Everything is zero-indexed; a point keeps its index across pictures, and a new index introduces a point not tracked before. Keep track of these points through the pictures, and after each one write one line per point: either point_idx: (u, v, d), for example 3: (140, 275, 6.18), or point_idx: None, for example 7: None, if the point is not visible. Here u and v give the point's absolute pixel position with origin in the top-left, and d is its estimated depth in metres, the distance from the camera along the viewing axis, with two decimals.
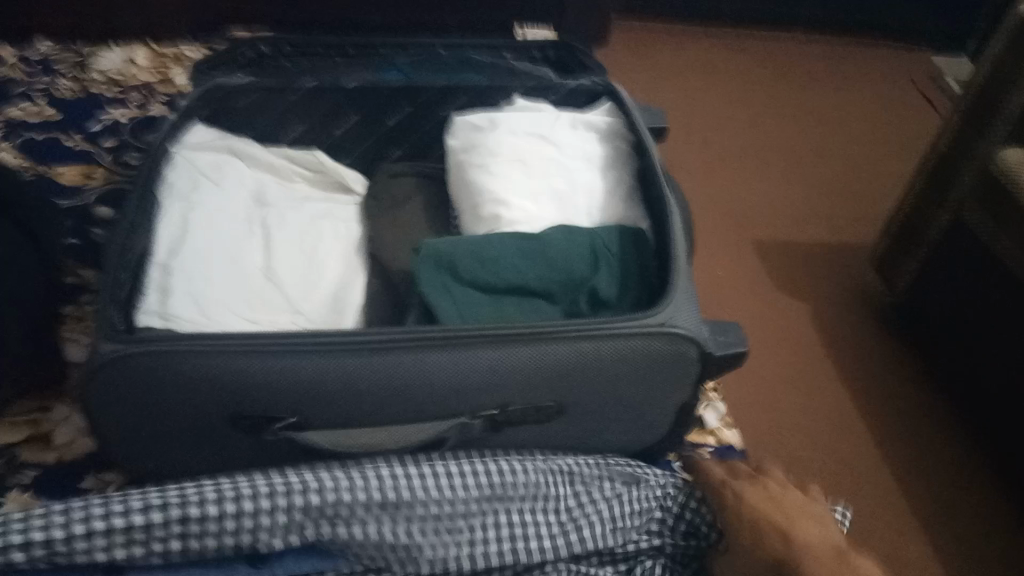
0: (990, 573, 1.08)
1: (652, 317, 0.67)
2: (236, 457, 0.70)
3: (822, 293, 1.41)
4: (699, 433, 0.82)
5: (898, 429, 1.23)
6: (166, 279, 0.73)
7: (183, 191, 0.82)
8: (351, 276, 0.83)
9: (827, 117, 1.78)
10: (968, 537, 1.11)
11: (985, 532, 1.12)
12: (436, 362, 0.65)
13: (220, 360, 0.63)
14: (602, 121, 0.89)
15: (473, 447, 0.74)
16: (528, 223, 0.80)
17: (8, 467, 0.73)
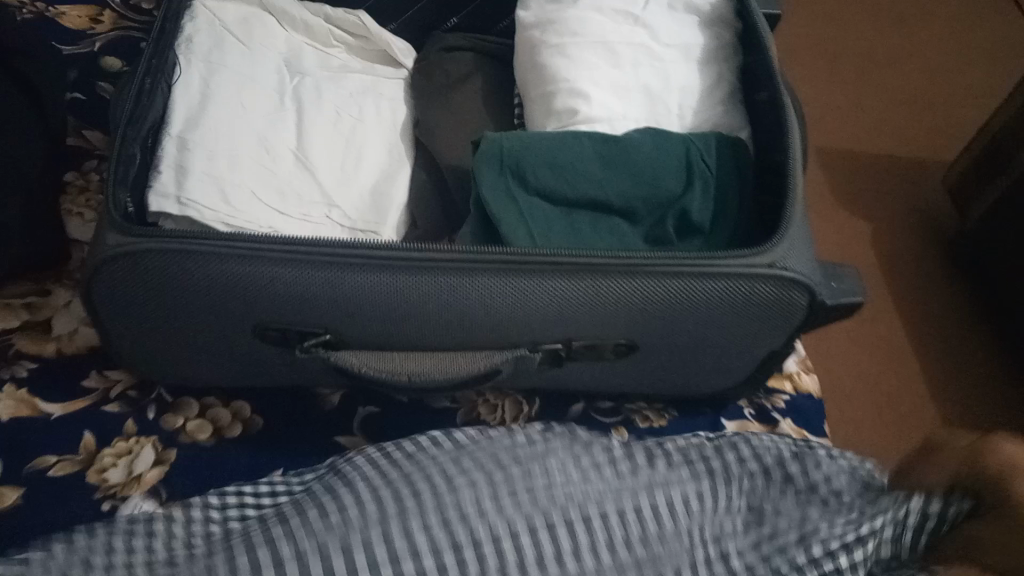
0: None
1: (760, 255, 0.56)
2: (263, 368, 0.62)
3: (895, 216, 1.28)
4: (776, 377, 0.73)
5: (944, 361, 1.14)
6: (182, 156, 0.62)
7: (203, 50, 0.69)
8: (395, 166, 0.72)
9: (920, 14, 1.57)
10: None
11: None
12: (498, 288, 0.55)
13: (247, 265, 0.53)
14: (707, 2, 0.73)
15: (529, 379, 0.65)
16: (609, 122, 0.68)
17: (3, 357, 0.65)
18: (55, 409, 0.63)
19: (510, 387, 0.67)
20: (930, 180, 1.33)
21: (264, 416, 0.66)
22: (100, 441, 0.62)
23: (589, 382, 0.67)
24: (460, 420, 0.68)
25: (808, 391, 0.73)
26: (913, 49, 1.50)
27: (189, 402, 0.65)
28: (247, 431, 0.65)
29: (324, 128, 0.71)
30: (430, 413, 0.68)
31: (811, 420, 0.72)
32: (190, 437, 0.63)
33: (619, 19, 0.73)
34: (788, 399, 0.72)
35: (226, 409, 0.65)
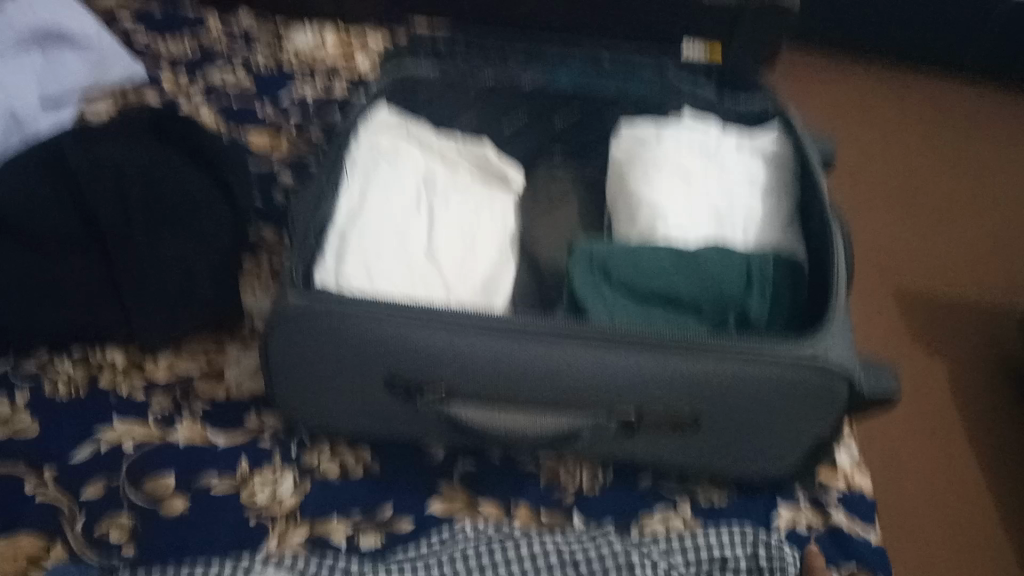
0: None
1: (805, 346, 0.67)
2: (387, 418, 0.76)
3: (970, 349, 1.32)
4: (828, 472, 0.79)
5: (1015, 487, 1.15)
6: (342, 247, 0.79)
7: (364, 167, 0.88)
8: (504, 267, 0.88)
9: (991, 170, 1.66)
10: None
11: None
12: (584, 359, 0.67)
13: (389, 326, 0.68)
14: (770, 146, 0.89)
15: (606, 447, 0.75)
16: (683, 238, 0.82)
17: (183, 396, 0.81)
18: (221, 440, 0.77)
19: (588, 455, 0.77)
20: (1007, 322, 1.37)
21: (381, 462, 0.78)
22: (252, 468, 0.76)
23: (655, 456, 0.76)
24: (541, 483, 0.78)
25: (861, 489, 0.79)
26: (986, 202, 1.59)
27: (323, 445, 0.78)
28: (366, 472, 0.77)
29: (449, 233, 0.88)
30: (518, 473, 0.79)
31: (864, 514, 0.77)
32: (319, 473, 0.76)
33: (696, 156, 0.89)
34: (842, 494, 0.78)
35: (350, 453, 0.78)
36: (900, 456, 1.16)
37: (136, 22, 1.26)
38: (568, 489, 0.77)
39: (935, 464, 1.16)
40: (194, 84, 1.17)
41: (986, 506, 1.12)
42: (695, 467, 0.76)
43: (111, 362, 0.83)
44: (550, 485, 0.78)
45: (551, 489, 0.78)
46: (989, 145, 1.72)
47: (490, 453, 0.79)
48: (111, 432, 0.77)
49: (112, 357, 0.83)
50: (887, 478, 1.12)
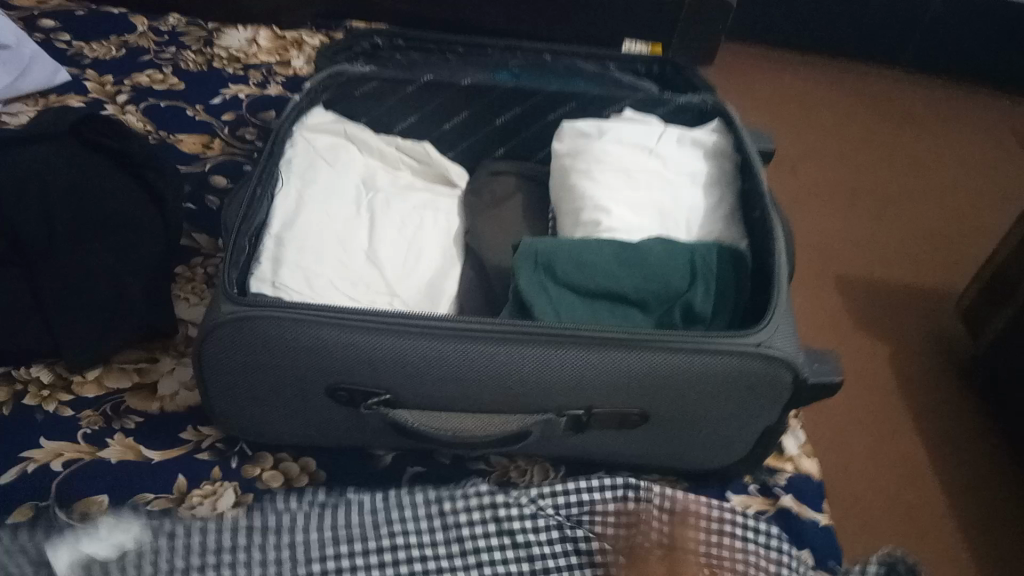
0: None
1: (748, 336, 0.67)
2: (331, 425, 0.73)
3: (907, 332, 1.36)
4: (777, 458, 0.81)
5: (955, 462, 1.18)
6: (278, 250, 0.77)
7: (300, 168, 0.86)
8: (448, 266, 0.86)
9: (922, 157, 1.71)
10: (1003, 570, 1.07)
11: None
12: (530, 357, 0.66)
13: (327, 331, 0.66)
14: (709, 139, 0.90)
15: (555, 444, 0.75)
16: (627, 232, 0.82)
17: (114, 411, 0.77)
18: (156, 455, 0.74)
19: (538, 453, 0.76)
20: (942, 305, 1.41)
21: (326, 470, 0.76)
22: (189, 482, 0.73)
23: (605, 451, 0.75)
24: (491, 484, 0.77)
25: (809, 472, 0.80)
26: (918, 188, 1.64)
27: (265, 456, 0.76)
28: (311, 481, 0.75)
29: (391, 233, 0.86)
30: (467, 474, 0.77)
31: (812, 497, 0.78)
32: (261, 485, 0.74)
33: (637, 150, 0.89)
34: (789, 477, 0.79)
35: (294, 463, 0.76)
36: (844, 438, 1.18)
37: (55, 21, 1.20)
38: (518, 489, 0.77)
39: (878, 445, 1.18)
40: (120, 85, 1.12)
41: (930, 482, 1.15)
42: (644, 461, 0.76)
43: (37, 379, 0.79)
44: (500, 485, 0.77)
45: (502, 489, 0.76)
46: (920, 134, 1.77)
47: (438, 455, 0.78)
48: (37, 452, 0.73)
49: (37, 373, 0.79)
50: (832, 460, 1.14)
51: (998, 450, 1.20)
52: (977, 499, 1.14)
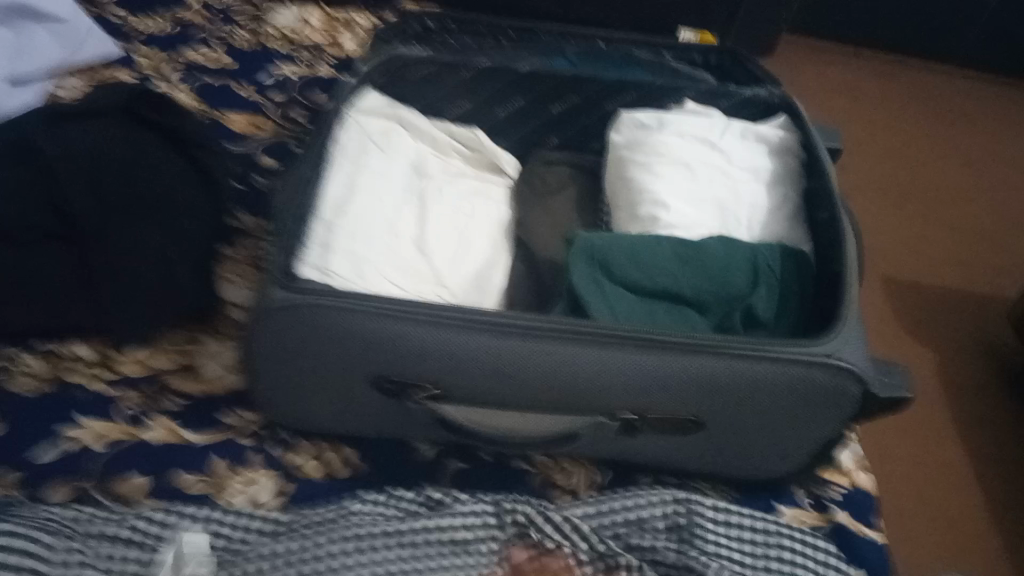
0: None
1: (816, 346, 0.64)
2: (377, 417, 0.72)
3: (964, 341, 1.31)
4: (831, 471, 0.77)
5: (1010, 479, 1.14)
6: (328, 236, 0.75)
7: (351, 152, 0.84)
8: (498, 258, 0.84)
9: (984, 159, 1.65)
10: None
11: None
12: (586, 358, 0.64)
13: (379, 322, 0.64)
14: (774, 135, 0.86)
15: (605, 447, 0.72)
16: (686, 230, 0.79)
17: (159, 393, 0.76)
18: (199, 439, 0.73)
19: (585, 456, 0.74)
20: (1001, 315, 1.36)
21: (368, 462, 0.75)
22: (232, 468, 0.72)
23: (655, 456, 0.73)
24: (534, 485, 0.75)
25: (863, 488, 0.77)
26: (979, 192, 1.58)
27: (307, 445, 0.75)
28: (353, 474, 0.74)
29: (440, 222, 0.84)
30: (511, 473, 0.75)
31: (866, 514, 0.75)
32: (304, 475, 0.73)
33: (698, 143, 0.85)
34: (843, 493, 0.76)
35: (336, 454, 0.75)
36: (894, 449, 1.14)
37: None
38: (562, 491, 0.74)
39: (929, 458, 1.14)
40: (171, 61, 1.11)
41: (982, 500, 1.11)
42: (696, 468, 0.73)
43: (82, 356, 0.78)
44: (545, 487, 0.75)
45: (547, 490, 0.74)
46: (982, 135, 1.70)
47: (482, 453, 0.76)
48: (81, 431, 0.72)
49: (82, 350, 0.78)
50: (881, 471, 1.11)
51: None
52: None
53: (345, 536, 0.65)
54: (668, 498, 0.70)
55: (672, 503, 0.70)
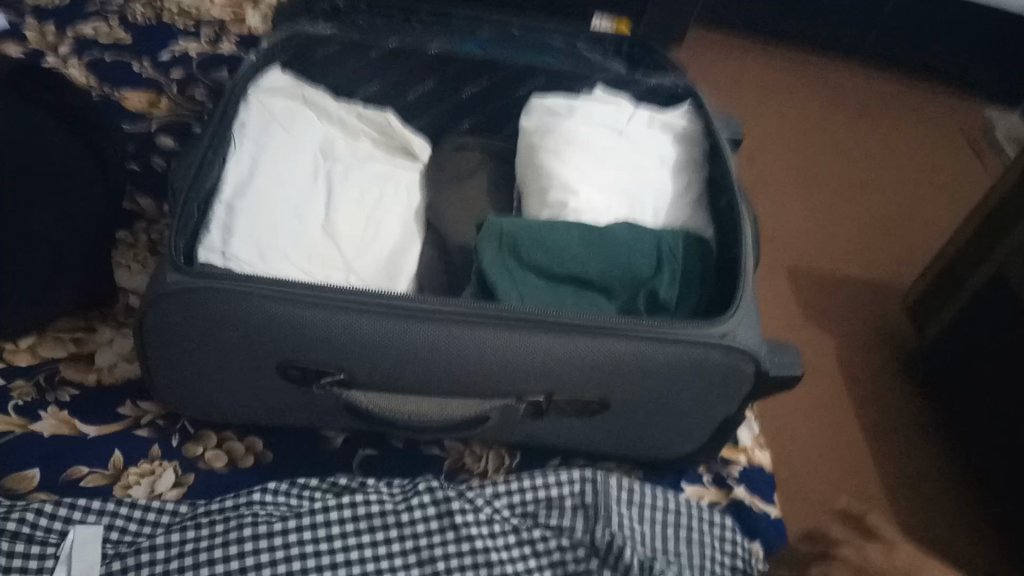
0: None
1: (714, 326, 0.66)
2: (282, 404, 0.70)
3: (857, 324, 1.38)
4: (731, 449, 0.81)
5: (898, 453, 1.21)
6: (229, 219, 0.73)
7: (254, 133, 0.82)
8: (408, 242, 0.83)
9: (878, 152, 1.74)
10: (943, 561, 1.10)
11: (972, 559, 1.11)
12: (493, 341, 0.64)
13: (280, 307, 0.63)
14: (679, 123, 0.88)
15: (513, 429, 0.73)
16: (594, 215, 0.80)
17: (48, 382, 0.72)
18: (92, 430, 0.70)
19: (495, 439, 0.75)
20: (891, 299, 1.44)
21: (274, 450, 0.73)
22: (127, 459, 0.69)
23: (563, 437, 0.74)
24: (445, 469, 0.75)
25: (762, 464, 0.81)
26: (873, 182, 1.66)
27: (209, 434, 0.73)
28: (257, 462, 0.72)
29: (349, 205, 0.82)
30: (421, 457, 0.75)
31: (764, 490, 0.79)
32: (205, 465, 0.71)
33: (606, 130, 0.87)
34: (742, 470, 0.79)
35: (239, 442, 0.73)
36: (793, 427, 1.20)
37: None
38: (473, 474, 0.75)
39: (825, 434, 1.20)
40: (61, 34, 1.05)
41: (873, 472, 1.18)
42: (602, 448, 0.75)
43: None
44: (454, 470, 0.75)
45: (457, 474, 0.75)
46: (877, 128, 1.79)
47: (392, 438, 0.75)
48: None
49: None
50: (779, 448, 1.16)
51: (939, 442, 1.24)
52: (918, 488, 1.18)
53: (242, 525, 0.64)
54: (577, 477, 0.71)
55: (580, 482, 0.71)
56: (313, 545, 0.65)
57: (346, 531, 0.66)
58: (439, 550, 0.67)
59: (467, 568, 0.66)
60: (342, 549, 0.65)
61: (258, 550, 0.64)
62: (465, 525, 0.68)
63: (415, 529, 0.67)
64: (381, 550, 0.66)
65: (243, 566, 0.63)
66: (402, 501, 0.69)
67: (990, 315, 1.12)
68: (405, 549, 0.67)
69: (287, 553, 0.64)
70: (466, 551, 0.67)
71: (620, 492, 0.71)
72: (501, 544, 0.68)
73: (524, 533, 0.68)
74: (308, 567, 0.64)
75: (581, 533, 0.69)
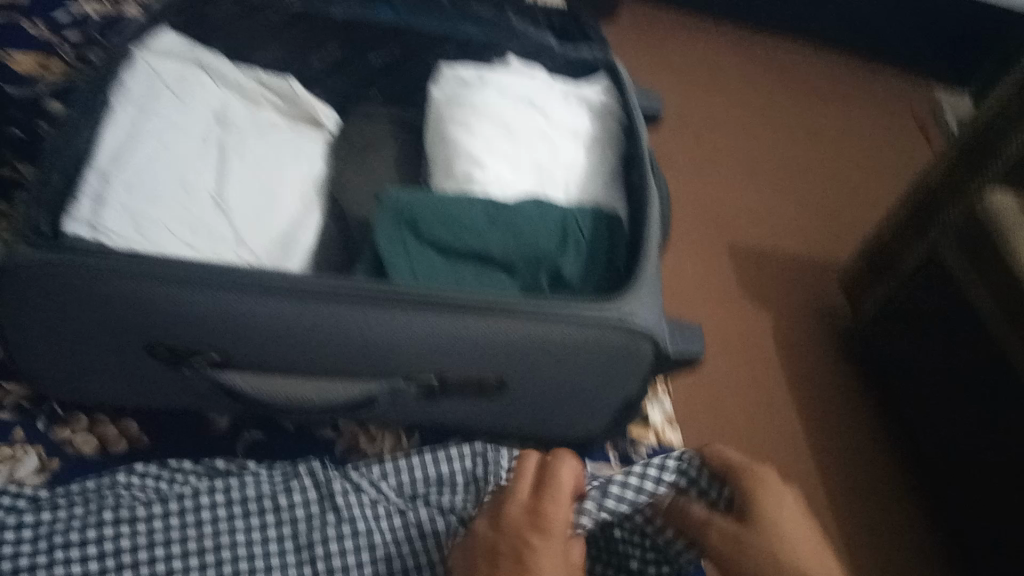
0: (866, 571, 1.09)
1: (611, 305, 0.63)
2: (160, 389, 0.66)
3: (791, 305, 1.37)
4: (641, 428, 0.79)
5: (824, 433, 1.21)
6: (103, 188, 0.67)
7: (139, 97, 0.75)
8: (305, 215, 0.79)
9: (822, 132, 1.73)
10: (851, 542, 1.12)
11: (877, 532, 1.14)
12: (376, 321, 0.61)
13: (145, 284, 0.58)
14: (596, 98, 0.85)
15: (404, 413, 0.70)
16: (500, 189, 0.77)
17: None
18: None
19: (392, 422, 0.72)
20: (827, 279, 1.43)
21: (150, 434, 0.69)
22: None
23: (461, 419, 0.71)
24: (337, 451, 0.73)
25: (671, 444, 0.79)
26: (813, 162, 1.65)
27: (80, 418, 0.69)
28: (131, 447, 0.68)
29: (244, 176, 0.78)
30: (313, 439, 0.73)
31: None
32: (73, 450, 0.67)
33: (520, 101, 0.83)
34: (651, 449, 0.77)
35: (113, 425, 0.69)
36: (719, 406, 1.19)
37: None
38: (366, 456, 0.73)
39: (751, 414, 1.20)
40: None
41: (797, 451, 1.18)
42: (500, 430, 0.72)
43: None
44: (347, 451, 0.73)
45: (348, 457, 0.72)
46: (823, 109, 1.78)
47: (282, 423, 0.73)
48: None
49: None
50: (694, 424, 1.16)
51: (864, 420, 1.25)
52: (839, 468, 1.18)
53: (102, 508, 0.61)
54: (469, 453, 0.69)
55: (470, 458, 0.69)
56: (183, 528, 0.62)
57: (218, 516, 0.63)
58: (318, 531, 0.64)
59: (346, 551, 0.63)
60: (213, 533, 0.62)
61: (120, 534, 0.61)
62: (347, 506, 0.65)
63: (292, 510, 0.65)
64: (255, 535, 0.63)
65: (104, 553, 0.60)
66: (281, 479, 0.67)
67: (931, 297, 1.08)
68: (283, 535, 0.64)
69: (152, 542, 0.61)
70: (348, 530, 0.64)
71: (513, 465, 0.68)
72: (384, 526, 0.65)
73: (409, 516, 0.66)
74: (173, 552, 0.61)
75: (464, 506, 0.67)
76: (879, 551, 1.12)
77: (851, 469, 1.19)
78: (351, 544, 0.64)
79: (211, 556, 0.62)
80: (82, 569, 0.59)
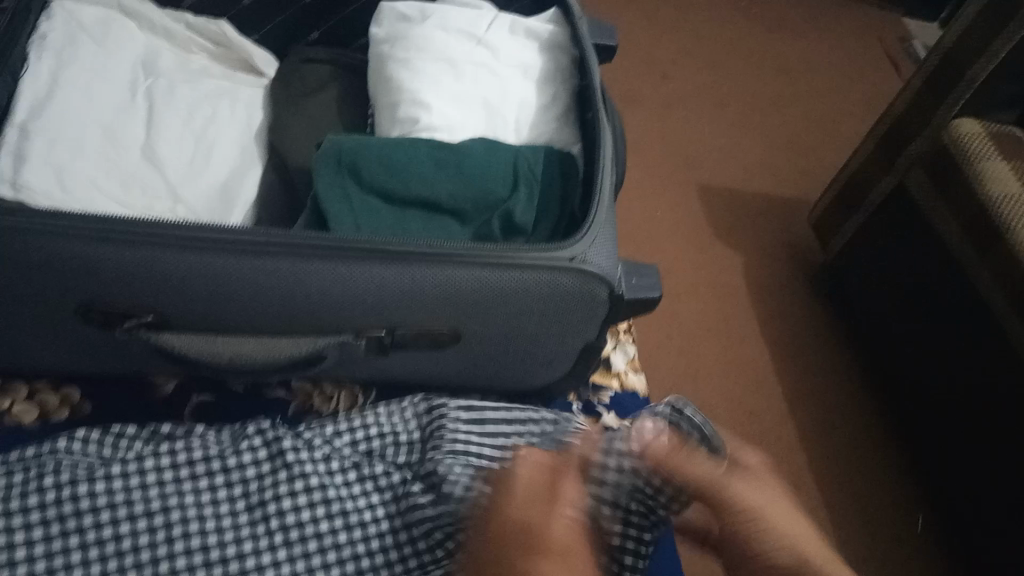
0: (843, 503, 1.08)
1: (563, 249, 0.60)
2: (96, 353, 0.64)
3: (758, 243, 1.36)
4: (603, 374, 0.78)
5: (794, 369, 1.21)
6: (22, 143, 0.62)
7: (56, 44, 0.70)
8: (246, 165, 0.76)
9: (789, 66, 1.69)
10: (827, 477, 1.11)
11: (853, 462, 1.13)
12: (317, 274, 0.57)
13: (63, 244, 0.54)
14: (545, 30, 0.81)
15: (356, 366, 0.67)
16: (448, 131, 0.73)
17: None
18: None
19: (345, 378, 0.70)
20: (795, 216, 1.42)
21: (93, 403, 0.67)
22: None
23: (415, 372, 0.69)
24: (290, 412, 0.70)
25: (634, 388, 0.78)
26: (781, 96, 1.62)
27: (18, 387, 0.66)
28: (71, 415, 0.66)
29: (177, 126, 0.74)
30: (265, 400, 0.71)
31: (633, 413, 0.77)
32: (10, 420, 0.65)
33: (464, 38, 0.79)
34: (612, 395, 0.77)
35: (52, 393, 0.67)
36: (688, 348, 1.19)
37: None
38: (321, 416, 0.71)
39: (721, 354, 1.19)
40: None
41: (769, 388, 1.18)
42: (457, 381, 0.71)
43: None
44: (301, 412, 0.71)
45: (301, 418, 0.70)
46: (790, 43, 1.74)
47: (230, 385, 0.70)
48: None
49: None
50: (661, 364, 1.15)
51: (835, 356, 1.24)
52: (812, 403, 1.18)
53: (42, 475, 0.59)
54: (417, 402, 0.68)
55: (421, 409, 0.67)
56: (127, 493, 0.61)
57: (165, 479, 0.62)
58: (270, 490, 0.63)
59: (300, 508, 0.63)
60: (161, 497, 0.61)
61: (60, 500, 0.59)
62: (298, 462, 0.64)
63: (243, 470, 0.64)
64: (206, 497, 0.62)
65: (45, 521, 0.58)
66: (230, 440, 0.65)
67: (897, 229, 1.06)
68: (234, 496, 0.63)
69: (94, 507, 0.59)
70: (301, 487, 0.63)
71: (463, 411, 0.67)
72: (339, 481, 0.65)
73: (365, 471, 0.65)
74: (118, 516, 0.60)
75: (418, 456, 0.67)
76: (857, 482, 1.11)
77: (825, 403, 1.18)
78: (304, 500, 0.63)
79: (159, 518, 0.61)
80: (24, 538, 0.58)
